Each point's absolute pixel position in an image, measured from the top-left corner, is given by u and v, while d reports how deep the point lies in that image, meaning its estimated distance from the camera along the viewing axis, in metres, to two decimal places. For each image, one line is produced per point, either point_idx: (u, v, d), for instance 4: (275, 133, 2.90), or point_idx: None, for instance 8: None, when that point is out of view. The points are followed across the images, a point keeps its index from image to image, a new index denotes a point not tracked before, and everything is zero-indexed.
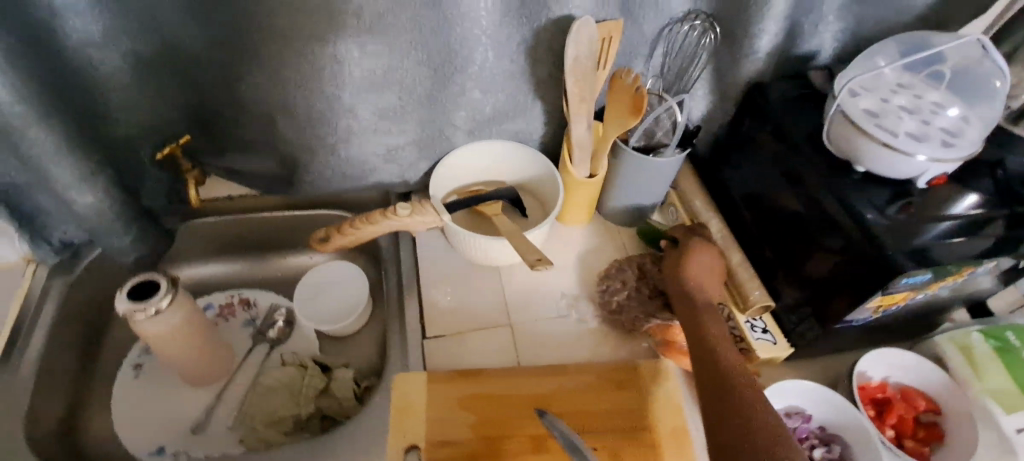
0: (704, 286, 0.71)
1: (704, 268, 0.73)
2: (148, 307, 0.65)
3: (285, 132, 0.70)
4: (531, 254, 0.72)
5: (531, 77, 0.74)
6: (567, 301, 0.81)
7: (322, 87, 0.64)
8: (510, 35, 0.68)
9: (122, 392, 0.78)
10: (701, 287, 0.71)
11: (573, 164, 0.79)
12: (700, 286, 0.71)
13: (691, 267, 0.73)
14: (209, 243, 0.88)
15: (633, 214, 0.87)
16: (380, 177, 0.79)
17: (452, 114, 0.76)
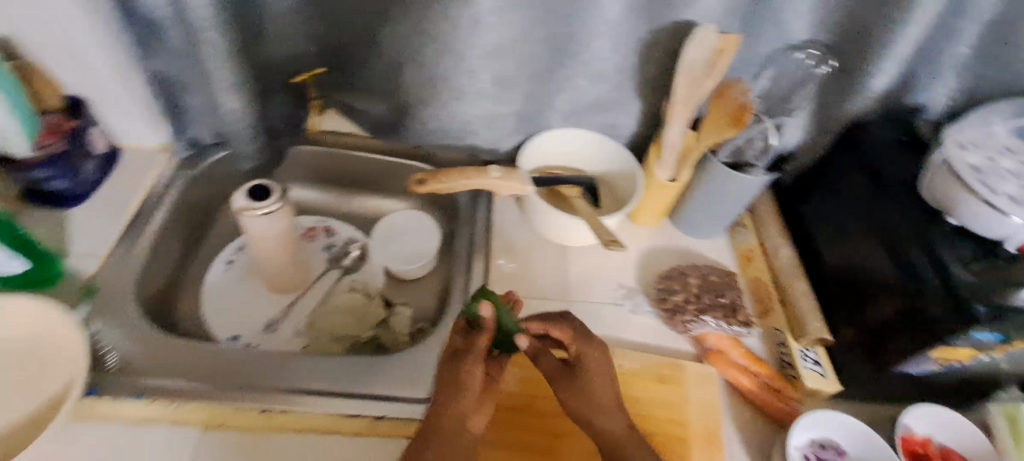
0: (617, 422, 0.60)
1: (607, 399, 0.61)
2: (256, 208, 0.73)
3: (409, 81, 0.76)
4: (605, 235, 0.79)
5: (639, 74, 0.78)
6: (625, 292, 0.83)
7: (456, 46, 0.70)
8: (630, 29, 0.72)
9: (215, 281, 0.87)
10: (608, 422, 0.60)
11: (657, 165, 0.82)
12: (609, 421, 0.60)
13: (581, 388, 0.61)
14: (306, 170, 0.95)
15: (703, 227, 0.89)
16: (476, 140, 0.85)
17: (556, 94, 0.80)
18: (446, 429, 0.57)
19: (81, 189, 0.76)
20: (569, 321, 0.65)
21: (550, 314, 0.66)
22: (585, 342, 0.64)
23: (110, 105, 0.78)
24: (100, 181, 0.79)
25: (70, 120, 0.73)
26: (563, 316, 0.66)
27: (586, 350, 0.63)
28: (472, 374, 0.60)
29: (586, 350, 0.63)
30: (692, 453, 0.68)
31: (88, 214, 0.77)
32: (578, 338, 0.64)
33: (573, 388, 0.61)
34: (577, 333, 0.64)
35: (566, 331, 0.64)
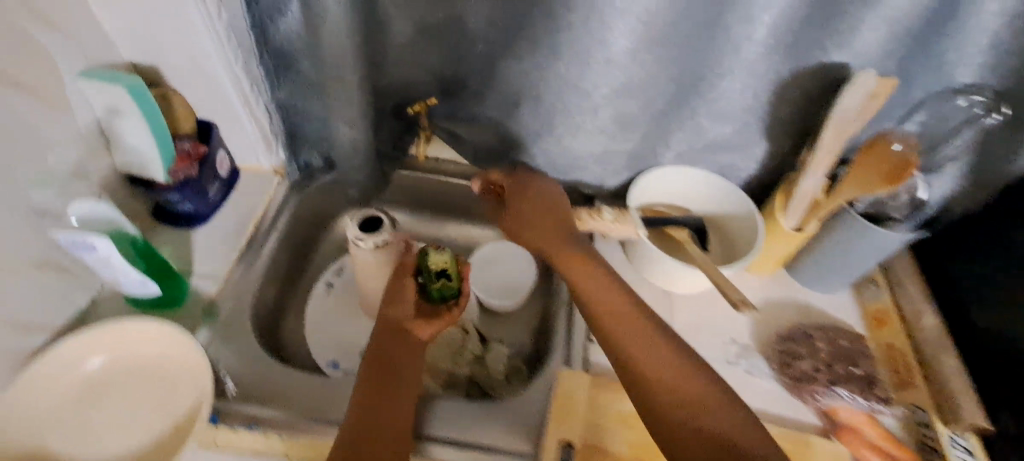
0: (601, 275, 0.69)
1: (583, 259, 0.71)
2: (365, 239, 0.73)
3: (522, 116, 0.72)
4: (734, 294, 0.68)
5: (771, 116, 0.71)
6: (740, 349, 0.76)
7: (581, 83, 0.65)
8: (770, 70, 0.66)
9: (315, 303, 0.88)
10: (598, 282, 0.68)
11: (783, 212, 0.75)
12: (590, 281, 0.68)
13: (540, 209, 0.75)
14: (403, 193, 0.95)
15: (826, 280, 0.81)
16: (582, 176, 0.81)
17: (673, 133, 0.76)
18: (393, 333, 0.71)
19: (204, 211, 0.79)
20: (534, 182, 0.76)
21: (518, 174, 0.76)
22: (544, 201, 0.75)
23: (232, 130, 0.80)
24: (219, 203, 0.82)
25: (201, 147, 0.75)
26: (517, 176, 0.76)
27: (551, 208, 0.75)
28: (405, 292, 0.74)
29: (546, 209, 0.75)
30: None
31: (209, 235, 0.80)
32: (535, 199, 0.75)
33: (560, 249, 0.72)
34: (538, 195, 0.75)
35: (534, 193, 0.75)
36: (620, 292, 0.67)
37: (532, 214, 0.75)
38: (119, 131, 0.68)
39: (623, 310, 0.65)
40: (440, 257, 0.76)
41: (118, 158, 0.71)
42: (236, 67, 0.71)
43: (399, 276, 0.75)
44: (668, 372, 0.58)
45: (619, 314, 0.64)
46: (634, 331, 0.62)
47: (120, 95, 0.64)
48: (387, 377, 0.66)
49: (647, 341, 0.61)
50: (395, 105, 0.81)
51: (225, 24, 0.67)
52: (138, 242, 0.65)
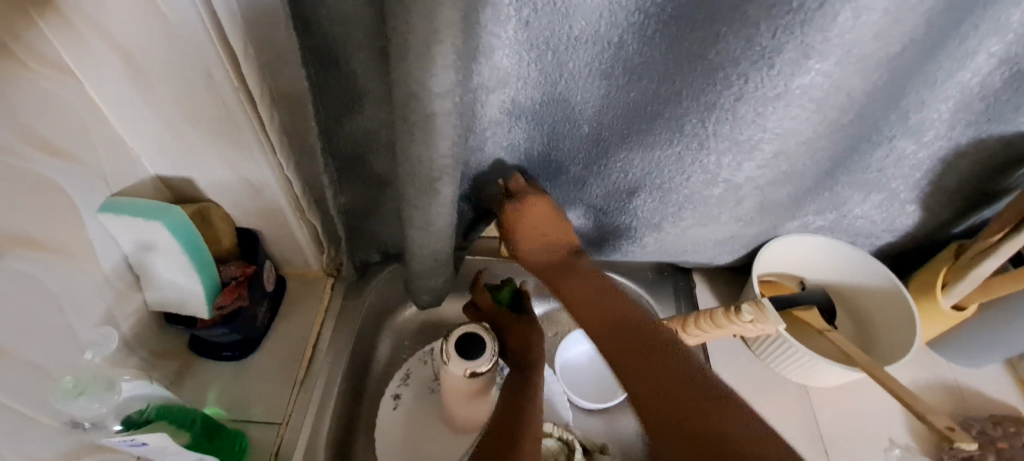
0: (605, 296, 0.58)
1: (585, 278, 0.60)
2: (481, 368, 0.60)
3: (638, 206, 0.61)
4: (935, 419, 0.57)
5: (933, 185, 0.60)
6: (904, 455, 0.65)
7: (726, 174, 0.54)
8: (947, 136, 0.55)
9: (383, 424, 0.71)
10: (598, 301, 0.58)
11: (943, 290, 0.64)
12: (591, 301, 0.58)
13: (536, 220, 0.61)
14: (464, 279, 0.80)
15: (982, 358, 0.70)
16: (694, 257, 0.69)
17: (807, 207, 0.64)
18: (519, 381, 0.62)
19: (253, 337, 0.67)
20: (530, 196, 0.60)
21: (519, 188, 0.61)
22: (536, 218, 0.60)
23: (280, 238, 0.67)
24: (268, 323, 0.69)
25: (248, 267, 0.62)
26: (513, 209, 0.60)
27: (549, 228, 0.61)
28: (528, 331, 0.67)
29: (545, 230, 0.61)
30: None
31: (262, 365, 0.67)
32: (531, 223, 0.61)
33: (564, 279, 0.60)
34: (535, 219, 0.60)
35: (534, 213, 0.60)
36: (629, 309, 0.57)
37: (532, 242, 0.62)
38: (154, 268, 0.56)
39: (630, 328, 0.54)
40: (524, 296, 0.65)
41: (152, 295, 0.58)
42: (289, 173, 0.59)
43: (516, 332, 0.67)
44: (687, 383, 0.47)
45: (626, 331, 0.54)
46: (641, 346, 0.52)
47: (158, 231, 0.53)
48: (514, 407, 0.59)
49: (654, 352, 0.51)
50: (466, 191, 0.65)
51: (278, 128, 0.54)
52: (203, 417, 0.56)
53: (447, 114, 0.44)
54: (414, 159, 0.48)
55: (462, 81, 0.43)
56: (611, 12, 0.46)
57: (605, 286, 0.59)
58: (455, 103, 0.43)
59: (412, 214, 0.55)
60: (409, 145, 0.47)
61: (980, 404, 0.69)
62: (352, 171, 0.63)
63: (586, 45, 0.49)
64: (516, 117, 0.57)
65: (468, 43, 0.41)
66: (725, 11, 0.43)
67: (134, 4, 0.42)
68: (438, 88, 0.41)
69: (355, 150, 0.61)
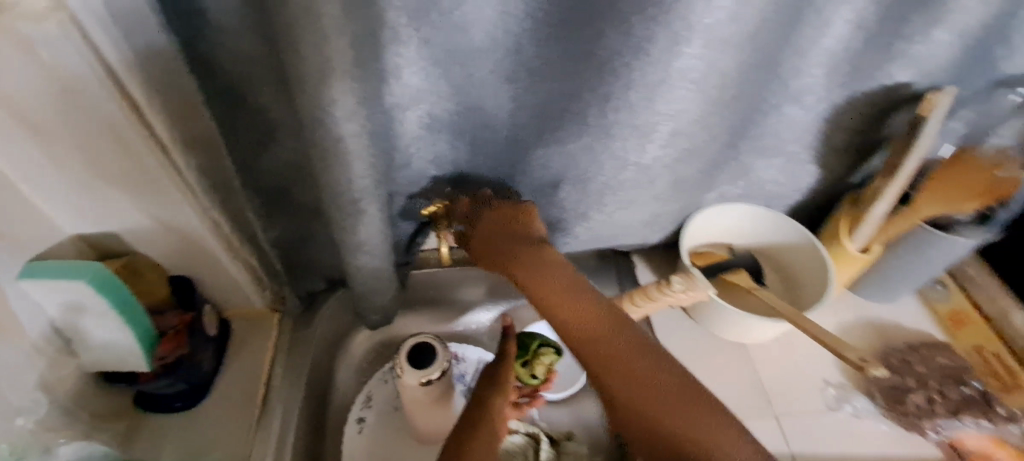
0: (593, 302, 0.58)
1: (558, 283, 0.59)
2: (434, 375, 0.61)
3: (564, 198, 0.63)
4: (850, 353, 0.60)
5: (824, 142, 0.66)
6: (837, 389, 0.70)
7: (635, 157, 0.58)
8: (825, 98, 0.61)
9: (349, 449, 0.72)
10: (576, 303, 0.58)
11: (850, 236, 0.70)
12: (579, 314, 0.57)
13: (501, 221, 0.61)
14: (421, 294, 0.83)
15: (894, 295, 0.76)
16: (626, 241, 0.73)
17: (721, 178, 0.69)
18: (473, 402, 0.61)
19: (201, 386, 0.65)
20: (484, 214, 0.62)
21: (479, 201, 0.63)
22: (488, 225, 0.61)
23: (218, 279, 0.66)
24: (216, 368, 0.68)
25: (187, 315, 0.61)
26: (476, 225, 0.61)
27: (513, 231, 0.61)
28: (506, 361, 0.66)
29: (506, 232, 0.61)
30: None
31: (216, 411, 0.66)
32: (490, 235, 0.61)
33: (536, 275, 0.60)
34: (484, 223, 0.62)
35: (495, 225, 0.61)
36: (622, 321, 0.57)
37: (492, 247, 0.62)
38: (86, 329, 0.54)
39: (612, 332, 0.55)
40: (530, 379, 0.69)
41: (87, 358, 0.57)
42: (215, 213, 0.59)
43: (496, 367, 0.65)
44: (669, 402, 0.51)
45: (608, 336, 0.55)
46: (630, 356, 0.54)
47: (84, 291, 0.52)
48: (464, 424, 0.59)
49: (644, 358, 0.54)
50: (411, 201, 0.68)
51: (195, 171, 0.55)
52: None
53: (357, 136, 0.46)
54: (334, 185, 0.49)
55: (364, 102, 0.45)
56: (504, 22, 0.49)
57: (582, 287, 0.59)
58: (363, 125, 0.46)
59: (343, 238, 0.56)
60: (326, 170, 0.48)
61: (899, 333, 0.76)
62: (281, 205, 0.63)
63: (486, 54, 0.52)
64: (434, 130, 0.59)
65: (365, 67, 0.43)
66: (601, 10, 0.46)
67: (23, 71, 0.42)
68: (341, 112, 0.43)
69: (282, 184, 0.61)
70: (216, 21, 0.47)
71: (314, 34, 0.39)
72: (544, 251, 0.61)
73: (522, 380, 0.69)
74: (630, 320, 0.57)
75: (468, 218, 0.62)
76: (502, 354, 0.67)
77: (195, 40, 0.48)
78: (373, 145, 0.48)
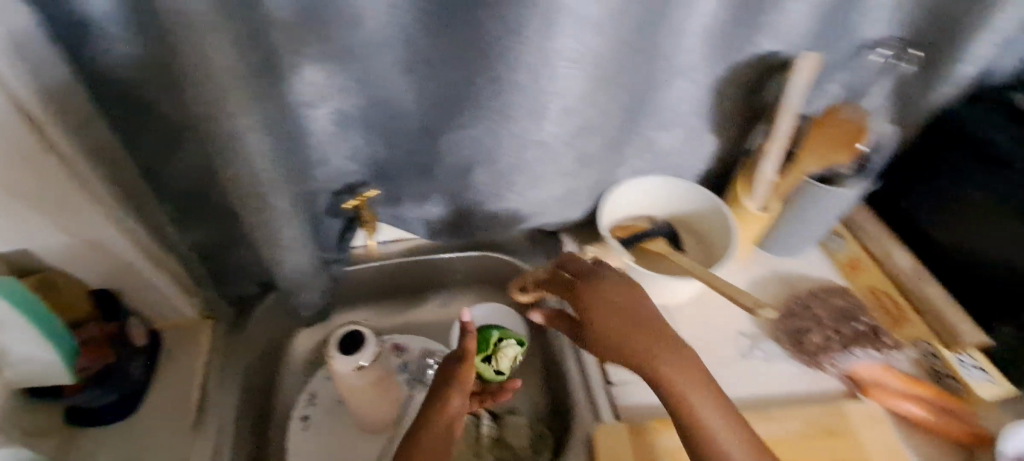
0: (698, 375, 0.57)
1: (675, 352, 0.57)
2: (365, 360, 0.64)
3: (477, 180, 0.67)
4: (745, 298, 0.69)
5: (714, 111, 0.71)
6: (748, 338, 0.76)
7: (536, 137, 0.62)
8: (706, 71, 0.66)
9: (295, 444, 0.75)
10: (683, 374, 0.56)
11: (747, 196, 0.76)
12: (688, 386, 0.56)
13: (611, 287, 0.61)
14: (361, 288, 0.86)
15: (796, 248, 0.83)
16: (546, 218, 0.78)
17: (625, 150, 0.74)
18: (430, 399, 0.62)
19: (135, 395, 0.67)
20: (606, 278, 0.62)
21: (586, 270, 0.63)
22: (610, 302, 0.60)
23: (143, 290, 0.67)
24: (148, 378, 0.69)
25: (108, 326, 0.63)
26: (597, 292, 0.60)
27: (633, 301, 0.60)
28: (465, 358, 0.64)
29: (620, 301, 0.60)
30: None
31: (152, 419, 0.67)
32: (603, 301, 0.60)
33: (661, 347, 0.58)
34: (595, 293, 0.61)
35: (608, 293, 0.60)
36: (721, 396, 0.57)
37: (613, 318, 0.59)
38: (3, 344, 0.55)
39: (716, 408, 0.56)
40: (495, 374, 0.73)
41: (12, 374, 0.58)
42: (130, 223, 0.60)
43: (452, 362, 0.64)
44: None
45: (709, 411, 0.56)
46: (730, 435, 0.55)
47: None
48: (418, 424, 0.60)
49: (745, 439, 0.55)
50: (334, 195, 0.71)
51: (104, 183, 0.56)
52: None
53: (253, 130, 0.50)
54: (241, 180, 0.54)
55: (260, 97, 0.49)
56: (393, 16, 0.52)
57: (693, 358, 0.58)
58: (260, 119, 0.50)
59: (258, 231, 0.60)
60: (234, 165, 0.52)
61: (805, 283, 0.82)
62: (200, 209, 0.65)
63: (380, 49, 0.55)
64: (344, 124, 0.62)
65: (257, 64, 0.48)
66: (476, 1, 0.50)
67: None
68: (234, 107, 0.48)
69: (195, 188, 0.62)
70: (102, 32, 0.48)
71: (196, 39, 0.43)
72: (654, 320, 0.60)
73: (487, 377, 0.73)
74: (726, 397, 0.57)
75: (580, 281, 0.62)
76: (461, 350, 0.65)
77: (78, 51, 0.50)
78: (271, 142, 0.52)
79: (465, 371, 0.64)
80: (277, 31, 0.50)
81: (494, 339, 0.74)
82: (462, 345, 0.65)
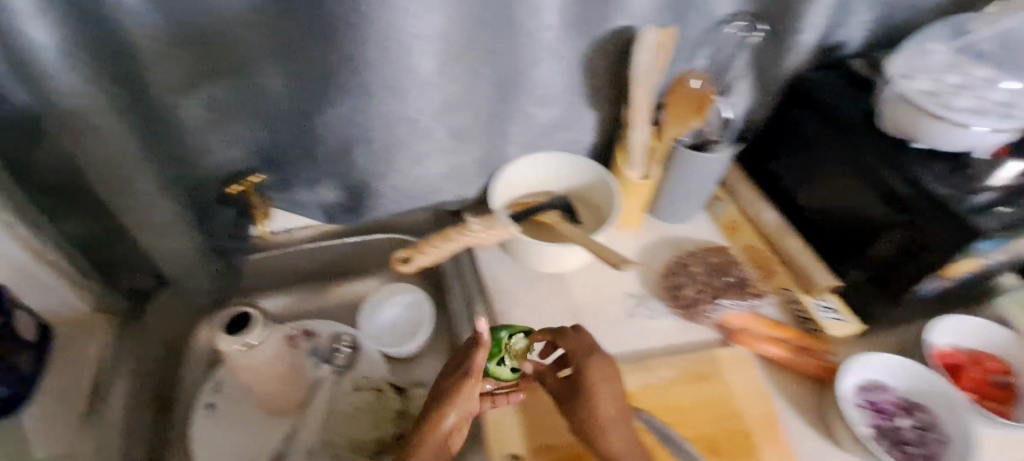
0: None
1: (631, 438, 0.60)
2: (251, 339, 0.65)
3: (359, 160, 0.69)
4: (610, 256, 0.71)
5: (585, 87, 0.75)
6: (634, 299, 0.81)
7: (405, 113, 0.64)
8: (569, 48, 0.70)
9: (200, 430, 0.75)
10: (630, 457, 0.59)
11: (627, 166, 0.80)
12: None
13: (605, 375, 0.63)
14: (268, 275, 0.87)
15: (682, 215, 0.88)
16: (441, 196, 0.80)
17: (509, 126, 0.77)
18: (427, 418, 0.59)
19: (28, 384, 0.71)
20: (603, 360, 0.64)
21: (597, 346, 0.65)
22: (614, 397, 0.62)
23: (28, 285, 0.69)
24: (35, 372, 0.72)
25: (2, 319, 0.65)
26: (589, 369, 0.63)
27: (613, 386, 0.62)
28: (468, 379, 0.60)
29: (603, 384, 0.62)
30: (759, 443, 0.67)
31: (43, 412, 0.71)
32: (597, 376, 0.62)
33: (620, 431, 0.60)
34: (604, 375, 0.63)
35: (600, 376, 0.62)
36: None
37: (602, 397, 0.61)
38: None
39: None
40: (511, 373, 0.69)
41: None
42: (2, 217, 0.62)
43: (461, 381, 0.60)
44: None
45: None
46: None
47: None
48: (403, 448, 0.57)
49: None
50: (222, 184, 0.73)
51: None
52: None
53: (95, 100, 0.54)
54: (96, 154, 0.57)
55: (95, 74, 0.53)
56: None
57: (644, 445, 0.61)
58: (97, 100, 0.54)
59: (126, 206, 0.63)
60: (83, 144, 0.56)
61: (691, 245, 0.88)
62: (79, 201, 0.67)
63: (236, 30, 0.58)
64: (216, 107, 0.64)
65: (83, 45, 0.52)
66: None
67: None
68: (66, 89, 0.52)
69: (64, 180, 0.64)
70: None
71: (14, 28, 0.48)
72: (625, 406, 0.62)
73: (502, 378, 0.68)
74: None
75: (580, 353, 0.64)
76: (469, 367, 0.60)
77: None
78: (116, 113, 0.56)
79: (469, 389, 0.60)
80: (115, 16, 0.53)
81: (503, 339, 0.70)
82: (473, 362, 0.60)
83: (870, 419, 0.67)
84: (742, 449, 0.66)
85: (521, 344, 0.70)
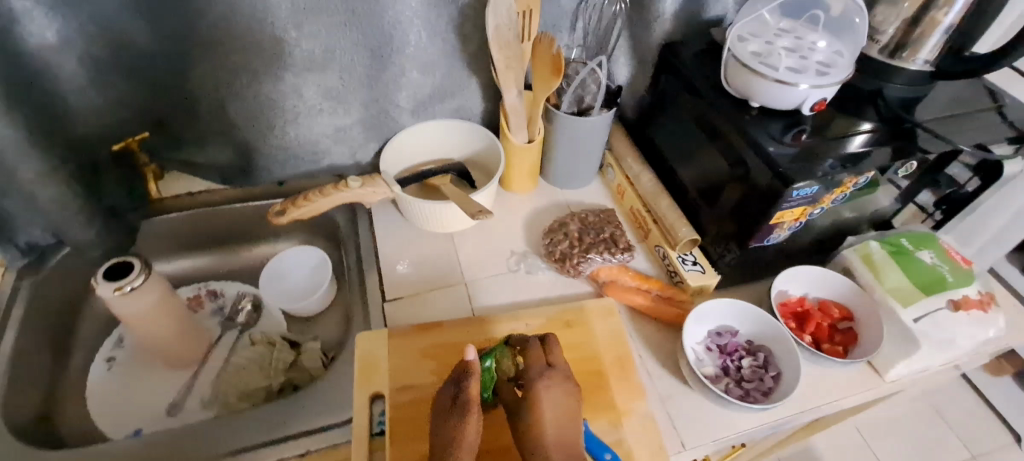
0: None
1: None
2: (131, 282, 0.68)
3: (236, 115, 0.76)
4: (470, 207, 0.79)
5: (462, 54, 0.79)
6: (517, 256, 0.86)
7: (271, 69, 0.71)
8: (438, 16, 0.74)
9: (98, 382, 0.82)
10: None
11: (510, 130, 0.83)
12: None
13: (561, 394, 0.57)
14: (171, 239, 0.89)
15: (571, 180, 0.93)
16: (332, 160, 0.85)
17: (395, 94, 0.80)
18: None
19: None
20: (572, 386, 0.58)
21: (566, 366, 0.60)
22: (562, 430, 0.55)
23: None
24: None
25: None
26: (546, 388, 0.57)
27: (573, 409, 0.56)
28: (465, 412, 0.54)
29: (560, 405, 0.56)
30: (610, 384, 0.70)
31: None
32: (558, 398, 0.57)
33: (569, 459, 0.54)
34: (563, 411, 0.56)
35: (558, 398, 0.57)
36: None
37: (552, 420, 0.55)
38: None
39: None
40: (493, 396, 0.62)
41: None
42: None
43: (456, 412, 0.54)
44: None
45: None
46: None
47: None
48: None
49: None
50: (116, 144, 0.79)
51: None
52: None
53: None
54: None
55: None
56: None
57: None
58: None
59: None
60: None
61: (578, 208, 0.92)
62: None
63: None
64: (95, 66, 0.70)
65: None
66: None
67: None
68: None
69: None
70: None
71: None
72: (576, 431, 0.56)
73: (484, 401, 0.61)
74: None
75: (548, 372, 0.58)
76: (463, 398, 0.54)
77: None
78: None
79: (460, 421, 0.53)
80: None
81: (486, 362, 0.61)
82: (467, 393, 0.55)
83: (717, 360, 0.73)
84: (595, 387, 0.70)
85: (506, 358, 0.62)
